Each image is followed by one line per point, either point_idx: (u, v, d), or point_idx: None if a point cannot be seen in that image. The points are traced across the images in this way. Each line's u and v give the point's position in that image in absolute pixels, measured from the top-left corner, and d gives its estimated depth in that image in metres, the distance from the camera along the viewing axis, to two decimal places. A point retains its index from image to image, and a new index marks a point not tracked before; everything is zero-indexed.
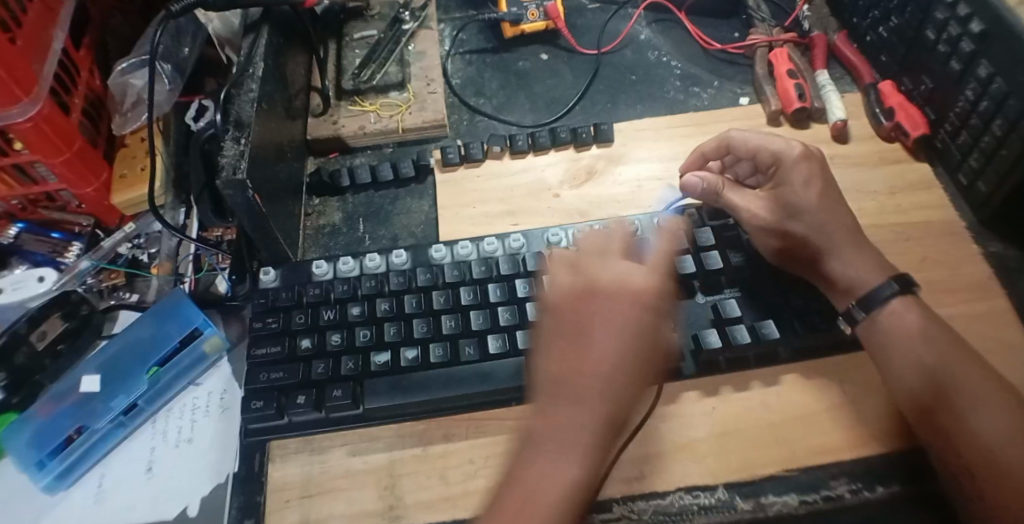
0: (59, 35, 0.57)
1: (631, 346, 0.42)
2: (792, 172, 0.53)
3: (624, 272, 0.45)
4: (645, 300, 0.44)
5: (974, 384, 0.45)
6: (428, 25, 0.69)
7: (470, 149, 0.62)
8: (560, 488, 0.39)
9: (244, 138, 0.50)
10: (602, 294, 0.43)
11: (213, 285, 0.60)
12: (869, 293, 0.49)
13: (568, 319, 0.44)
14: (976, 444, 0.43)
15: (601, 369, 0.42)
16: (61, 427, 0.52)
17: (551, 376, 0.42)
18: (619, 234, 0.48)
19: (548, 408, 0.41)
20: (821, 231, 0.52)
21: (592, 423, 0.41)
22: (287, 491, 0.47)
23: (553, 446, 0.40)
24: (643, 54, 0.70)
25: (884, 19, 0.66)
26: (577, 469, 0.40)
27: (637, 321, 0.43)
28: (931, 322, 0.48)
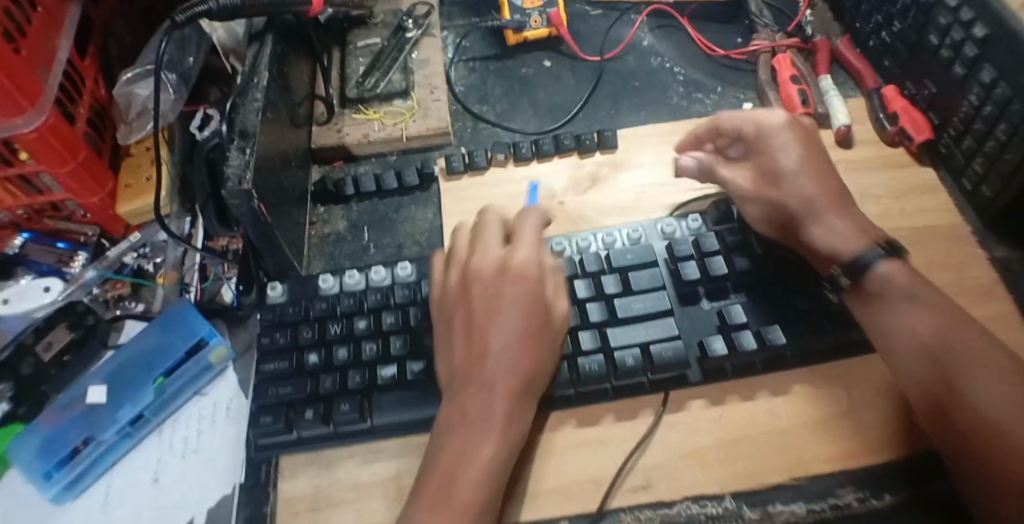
0: (64, 43, 0.57)
1: (514, 325, 0.46)
2: (772, 141, 0.54)
3: (500, 256, 0.49)
4: (523, 280, 0.47)
5: (969, 348, 0.44)
6: (431, 32, 0.69)
7: (474, 157, 0.62)
8: (474, 471, 0.42)
9: (249, 147, 0.50)
10: (479, 282, 0.47)
11: (219, 294, 0.60)
12: (853, 259, 0.49)
13: (455, 311, 0.47)
14: (971, 412, 0.42)
15: (490, 351, 0.45)
16: (66, 439, 0.52)
17: (452, 368, 0.46)
18: (490, 216, 0.51)
19: (455, 397, 0.45)
20: (805, 198, 0.52)
21: (493, 401, 0.44)
22: (297, 503, 0.48)
23: (466, 431, 0.43)
24: (646, 60, 0.70)
25: (887, 24, 0.66)
26: (490, 446, 0.43)
27: (518, 299, 0.46)
28: (920, 286, 0.47)
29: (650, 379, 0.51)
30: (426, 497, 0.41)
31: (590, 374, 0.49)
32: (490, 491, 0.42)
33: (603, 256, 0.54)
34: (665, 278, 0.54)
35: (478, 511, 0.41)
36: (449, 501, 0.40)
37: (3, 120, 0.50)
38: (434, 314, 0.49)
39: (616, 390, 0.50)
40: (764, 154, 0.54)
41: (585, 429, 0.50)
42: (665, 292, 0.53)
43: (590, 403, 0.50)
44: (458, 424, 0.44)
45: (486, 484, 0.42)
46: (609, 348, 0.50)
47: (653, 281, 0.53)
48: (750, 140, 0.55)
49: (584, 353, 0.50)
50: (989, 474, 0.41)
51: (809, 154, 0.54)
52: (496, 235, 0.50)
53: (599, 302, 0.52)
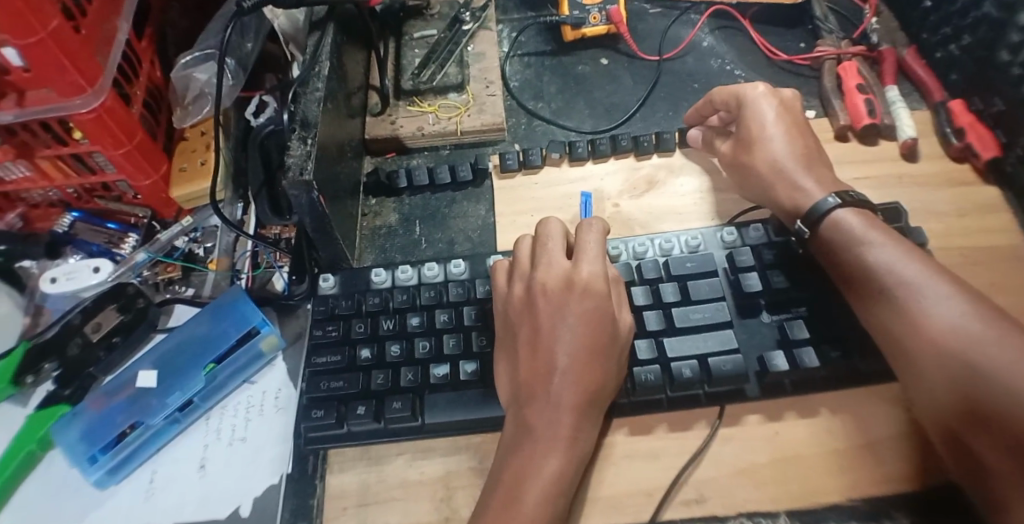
0: (124, 26, 0.56)
1: (582, 337, 0.45)
2: (750, 112, 0.56)
3: (566, 269, 0.48)
4: (590, 296, 0.47)
5: (918, 280, 0.46)
6: (487, 25, 0.68)
7: (529, 154, 0.61)
8: (539, 486, 0.42)
9: (310, 138, 0.50)
10: (544, 296, 0.47)
11: (270, 282, 0.60)
12: (810, 211, 0.51)
13: (519, 324, 0.47)
14: (926, 342, 0.44)
15: (556, 365, 0.45)
16: (114, 423, 0.52)
17: (516, 382, 0.46)
18: (549, 228, 0.50)
19: (520, 410, 0.45)
20: (772, 160, 0.54)
21: (559, 416, 0.44)
22: (344, 498, 0.47)
23: (534, 446, 0.43)
24: (706, 62, 0.68)
25: (955, 37, 0.64)
26: (556, 462, 0.43)
27: (583, 314, 0.46)
28: (871, 226, 0.49)
29: (705, 392, 0.50)
30: (490, 508, 0.41)
31: (649, 384, 0.49)
32: (557, 507, 0.42)
33: (662, 263, 0.54)
34: (724, 289, 0.53)
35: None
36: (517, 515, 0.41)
37: (59, 100, 0.50)
38: (499, 330, 0.49)
39: (670, 401, 0.50)
40: (742, 124, 0.57)
41: (636, 438, 0.49)
42: (724, 302, 0.52)
43: (642, 412, 0.49)
44: (523, 437, 0.44)
45: (552, 499, 0.42)
46: (664, 359, 0.50)
47: (713, 291, 0.52)
48: (734, 111, 0.58)
49: (643, 362, 0.50)
50: (952, 402, 0.43)
51: (804, 146, 0.55)
52: (559, 243, 0.50)
53: (656, 310, 0.52)
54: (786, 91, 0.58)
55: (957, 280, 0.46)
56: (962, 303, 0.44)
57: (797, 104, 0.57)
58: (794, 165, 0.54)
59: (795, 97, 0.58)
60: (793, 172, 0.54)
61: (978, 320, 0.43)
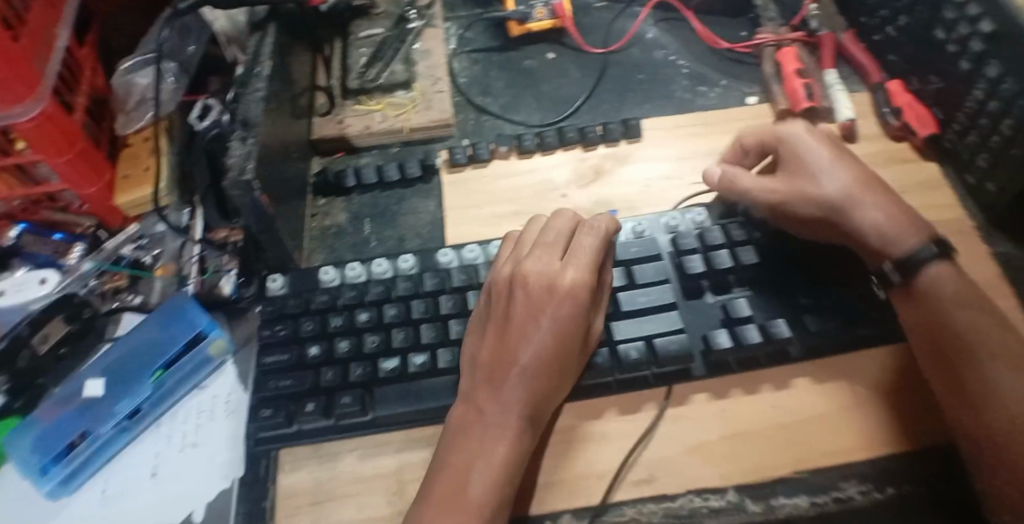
0: (62, 32, 0.55)
1: (554, 335, 0.46)
2: (803, 146, 0.55)
3: (552, 269, 0.48)
4: (567, 298, 0.46)
5: (1009, 353, 0.44)
6: (434, 23, 0.69)
7: (477, 148, 0.61)
8: (480, 472, 0.42)
9: (251, 138, 0.49)
10: (525, 289, 0.47)
11: (218, 286, 0.58)
12: (903, 255, 0.49)
13: (496, 311, 0.48)
14: (1004, 414, 0.43)
15: (519, 356, 0.45)
16: (64, 433, 0.51)
17: (480, 362, 0.47)
18: (555, 228, 0.51)
19: (479, 393, 0.45)
20: (843, 188, 0.52)
21: (512, 407, 0.44)
22: (297, 496, 0.47)
23: (484, 434, 0.44)
24: (650, 53, 0.69)
25: (892, 18, 0.66)
26: (504, 452, 0.43)
27: (560, 317, 0.46)
28: (966, 287, 0.47)
29: (653, 374, 0.50)
30: (436, 495, 0.42)
31: (598, 366, 0.49)
32: (503, 494, 0.42)
33: None
34: (670, 273, 0.54)
35: (487, 514, 0.41)
36: (458, 503, 0.41)
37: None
38: (477, 314, 0.50)
39: (619, 384, 0.50)
40: (795, 158, 0.55)
41: (588, 422, 0.49)
42: (669, 285, 0.53)
43: (593, 396, 0.50)
44: (475, 421, 0.44)
45: (498, 486, 0.42)
46: (612, 341, 0.50)
47: (658, 274, 0.53)
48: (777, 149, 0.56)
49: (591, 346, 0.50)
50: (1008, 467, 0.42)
51: (863, 175, 0.53)
52: (559, 239, 0.50)
53: None
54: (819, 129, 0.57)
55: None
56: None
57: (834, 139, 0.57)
58: (864, 200, 0.51)
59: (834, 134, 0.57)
60: (863, 202, 0.51)
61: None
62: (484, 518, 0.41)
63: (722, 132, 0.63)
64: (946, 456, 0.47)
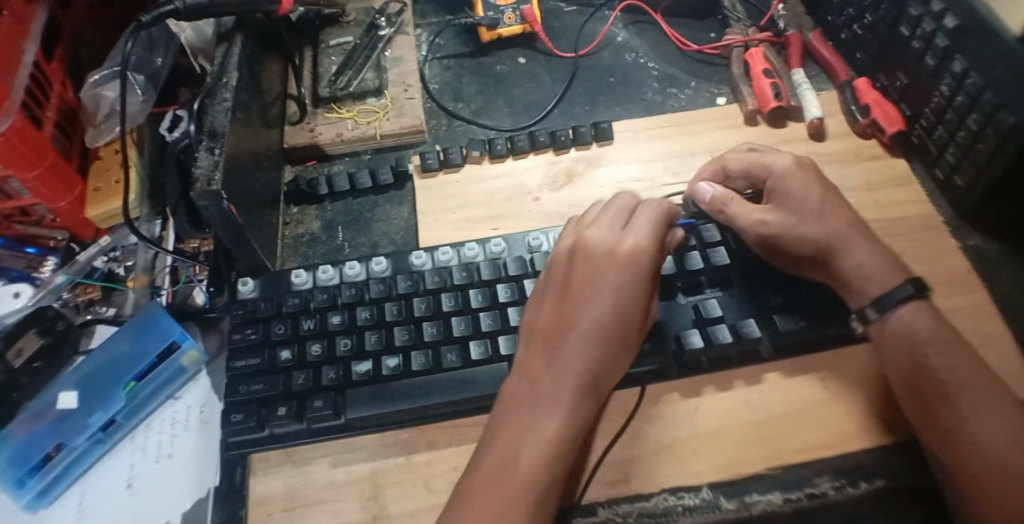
0: (30, 48, 0.55)
1: (614, 304, 0.47)
2: (791, 182, 0.52)
3: (613, 237, 0.49)
4: (625, 265, 0.48)
5: (978, 387, 0.44)
6: (404, 30, 0.69)
7: (449, 153, 0.62)
8: (533, 442, 0.43)
9: (218, 148, 0.49)
10: (587, 257, 0.49)
11: (191, 296, 0.59)
12: (882, 293, 0.48)
13: (557, 282, 0.49)
14: (972, 445, 0.43)
15: (578, 322, 0.47)
16: (39, 445, 0.51)
17: (538, 330, 0.48)
18: (617, 201, 0.52)
19: (535, 361, 0.46)
20: (831, 233, 0.50)
21: (568, 377, 0.45)
22: (270, 504, 0.47)
23: (536, 407, 0.44)
24: (620, 56, 0.70)
25: (858, 17, 0.67)
26: (557, 421, 0.44)
27: (620, 283, 0.47)
28: (939, 324, 0.47)
29: (626, 374, 0.50)
30: (482, 474, 0.42)
31: None
32: (554, 468, 0.43)
33: None
34: None
35: (540, 487, 0.41)
36: (503, 480, 0.41)
37: None
38: (536, 288, 0.51)
39: None
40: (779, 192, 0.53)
41: None
42: None
43: None
44: (529, 392, 0.45)
45: (546, 463, 0.42)
46: None
47: None
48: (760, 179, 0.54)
49: None
50: (980, 496, 0.42)
51: (849, 216, 0.52)
52: (622, 211, 0.51)
53: None
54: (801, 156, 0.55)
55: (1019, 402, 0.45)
56: (1014, 424, 0.43)
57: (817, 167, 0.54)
58: (849, 243, 0.50)
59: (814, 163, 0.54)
60: (850, 244, 0.50)
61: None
62: (535, 492, 0.41)
63: (692, 133, 0.64)
64: (910, 449, 0.48)
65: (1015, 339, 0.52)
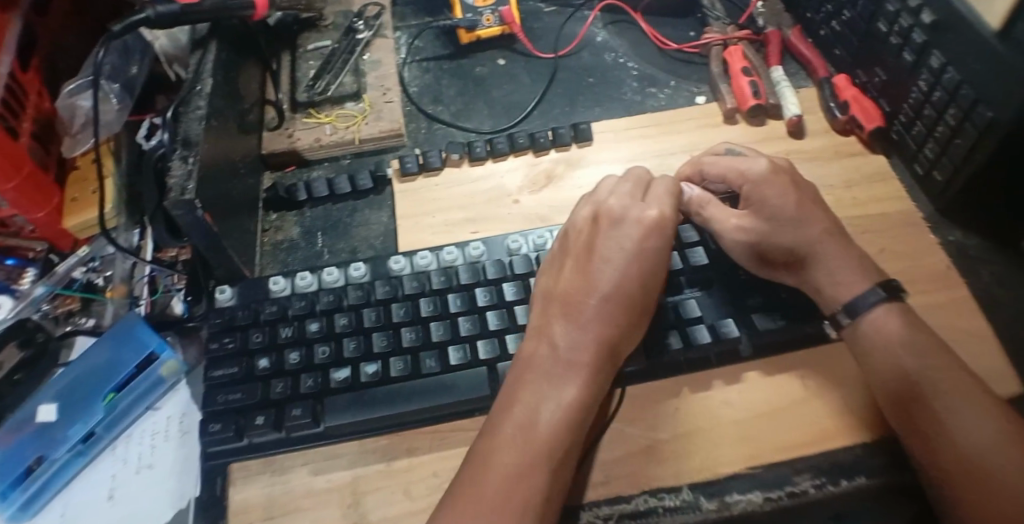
0: (5, 60, 0.54)
1: (634, 270, 0.47)
2: (768, 188, 0.52)
3: (636, 207, 0.50)
4: (649, 232, 0.48)
5: (955, 387, 0.45)
6: (382, 33, 0.69)
7: (428, 157, 0.62)
8: (551, 407, 0.43)
9: (192, 156, 0.48)
10: (610, 225, 0.49)
11: (169, 306, 0.59)
12: (853, 298, 0.49)
13: (575, 249, 0.50)
14: (949, 446, 0.43)
15: (599, 288, 0.47)
16: (20, 458, 0.51)
17: (557, 296, 0.48)
18: (633, 173, 0.52)
19: (553, 327, 0.46)
20: (808, 242, 0.51)
21: (588, 342, 0.45)
22: (249, 513, 0.47)
23: (553, 373, 0.44)
24: (600, 56, 0.70)
25: (837, 13, 0.67)
26: (575, 389, 0.44)
27: (642, 250, 0.48)
28: (912, 326, 0.48)
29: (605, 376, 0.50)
30: (490, 446, 0.42)
31: None
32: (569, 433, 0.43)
33: None
34: None
35: (557, 448, 0.42)
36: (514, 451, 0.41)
37: None
38: (551, 255, 0.51)
39: None
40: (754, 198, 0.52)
41: None
42: None
43: None
44: (548, 356, 0.45)
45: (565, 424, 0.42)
46: None
47: None
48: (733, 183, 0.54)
49: None
50: (959, 495, 0.42)
51: (827, 221, 0.52)
52: (639, 181, 0.52)
53: None
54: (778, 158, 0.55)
55: (997, 398, 0.45)
56: (993, 422, 0.43)
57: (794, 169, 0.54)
58: (823, 249, 0.50)
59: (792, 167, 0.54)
60: (825, 249, 0.50)
61: (1007, 446, 0.42)
62: (552, 454, 0.41)
63: (671, 132, 0.64)
64: (891, 447, 0.48)
65: (994, 335, 0.52)
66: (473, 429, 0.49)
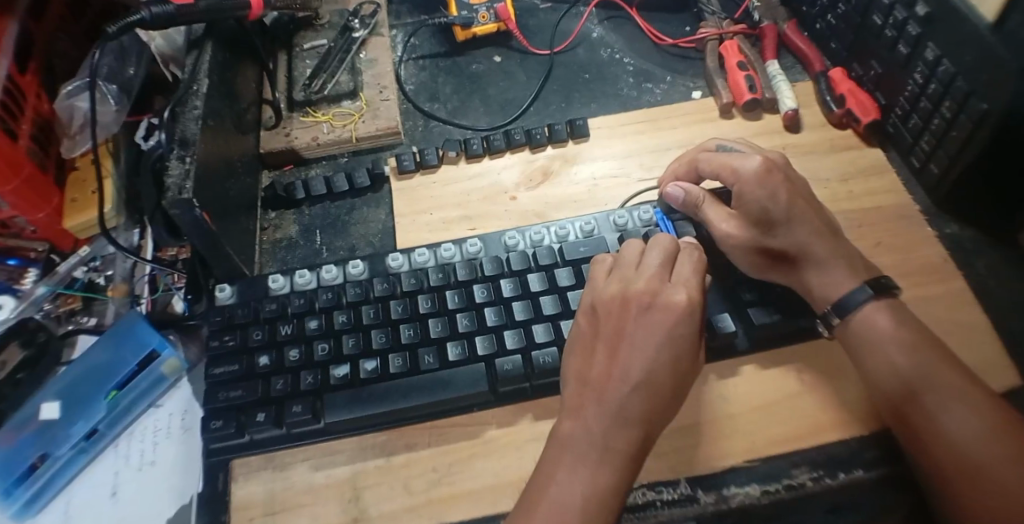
0: (2, 62, 0.55)
1: (669, 355, 0.43)
2: (756, 191, 0.51)
3: (665, 288, 0.45)
4: (680, 320, 0.44)
5: (948, 386, 0.45)
6: (378, 31, 0.69)
7: (425, 155, 0.62)
8: (587, 498, 0.39)
9: (189, 156, 0.49)
10: (640, 308, 0.44)
11: (169, 305, 0.60)
12: (842, 297, 0.49)
13: (603, 327, 0.45)
14: (942, 441, 0.43)
15: (632, 375, 0.42)
16: (23, 457, 0.51)
17: (585, 381, 0.44)
18: (658, 241, 0.48)
19: (582, 411, 0.42)
20: (799, 245, 0.51)
21: (624, 429, 0.41)
22: (250, 509, 0.47)
23: (585, 459, 0.41)
24: (595, 52, 0.70)
25: (832, 7, 0.67)
26: (608, 482, 0.40)
27: (674, 337, 0.43)
28: (903, 324, 0.48)
29: None
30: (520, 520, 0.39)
31: (547, 366, 0.49)
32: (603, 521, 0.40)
33: (557, 249, 0.55)
34: None
35: None
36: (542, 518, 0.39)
37: None
38: (577, 330, 0.47)
39: None
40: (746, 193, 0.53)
41: (544, 422, 0.49)
42: None
43: (545, 394, 0.50)
44: (578, 441, 0.41)
45: (599, 513, 0.39)
46: (561, 340, 0.51)
47: None
48: (727, 183, 0.53)
49: (539, 345, 0.51)
50: (954, 494, 0.43)
51: (822, 218, 0.52)
52: (666, 252, 0.47)
53: (552, 294, 0.53)
54: (773, 155, 0.54)
55: (989, 392, 0.45)
56: (985, 420, 0.43)
57: (790, 167, 0.54)
58: (816, 244, 0.51)
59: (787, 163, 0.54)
60: (820, 245, 0.51)
61: (998, 439, 0.42)
62: None
63: (667, 127, 0.64)
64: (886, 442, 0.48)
65: (991, 328, 0.52)
66: (471, 424, 0.50)
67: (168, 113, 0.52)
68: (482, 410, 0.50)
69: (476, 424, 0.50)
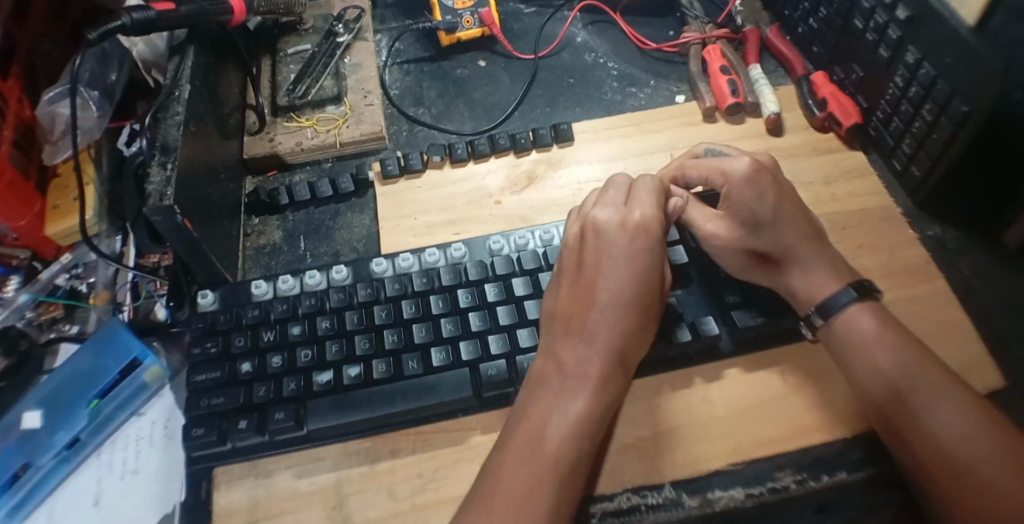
0: None
1: (629, 274, 0.47)
2: (744, 193, 0.52)
3: (621, 213, 0.49)
4: (634, 240, 0.47)
5: (933, 386, 0.45)
6: (362, 36, 0.69)
7: (409, 159, 0.62)
8: (564, 426, 0.43)
9: (171, 162, 0.49)
10: (597, 235, 0.48)
11: (152, 312, 0.60)
12: (826, 299, 0.50)
13: (568, 260, 0.50)
14: (927, 437, 0.44)
15: (596, 301, 0.47)
16: (5, 465, 0.51)
17: (555, 314, 0.48)
18: (615, 180, 0.51)
19: (554, 341, 0.47)
20: (785, 245, 0.51)
21: (592, 350, 0.46)
22: (233, 516, 0.47)
23: (561, 388, 0.45)
24: (580, 57, 0.71)
25: (814, 11, 0.67)
26: (584, 404, 0.44)
27: (631, 257, 0.47)
28: (885, 326, 0.48)
29: None
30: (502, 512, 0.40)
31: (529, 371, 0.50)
32: (582, 450, 0.44)
33: (541, 253, 0.55)
34: None
35: (568, 463, 0.42)
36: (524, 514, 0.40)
37: None
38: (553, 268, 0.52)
39: None
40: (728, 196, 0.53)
41: None
42: None
43: None
44: (554, 374, 0.46)
45: (577, 438, 0.43)
46: None
47: None
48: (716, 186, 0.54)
49: (523, 350, 0.51)
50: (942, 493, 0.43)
51: (805, 221, 0.52)
52: (622, 184, 0.51)
53: (536, 299, 0.53)
54: (762, 157, 0.55)
55: (976, 393, 0.45)
56: (971, 419, 0.43)
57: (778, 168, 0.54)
58: (798, 246, 0.51)
59: (775, 164, 0.54)
60: (800, 247, 0.51)
61: (983, 436, 0.43)
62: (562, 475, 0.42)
63: (650, 131, 0.64)
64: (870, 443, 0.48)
65: (973, 328, 0.53)
66: (456, 430, 0.50)
67: (150, 117, 0.52)
68: (467, 416, 0.50)
69: (460, 430, 0.50)
